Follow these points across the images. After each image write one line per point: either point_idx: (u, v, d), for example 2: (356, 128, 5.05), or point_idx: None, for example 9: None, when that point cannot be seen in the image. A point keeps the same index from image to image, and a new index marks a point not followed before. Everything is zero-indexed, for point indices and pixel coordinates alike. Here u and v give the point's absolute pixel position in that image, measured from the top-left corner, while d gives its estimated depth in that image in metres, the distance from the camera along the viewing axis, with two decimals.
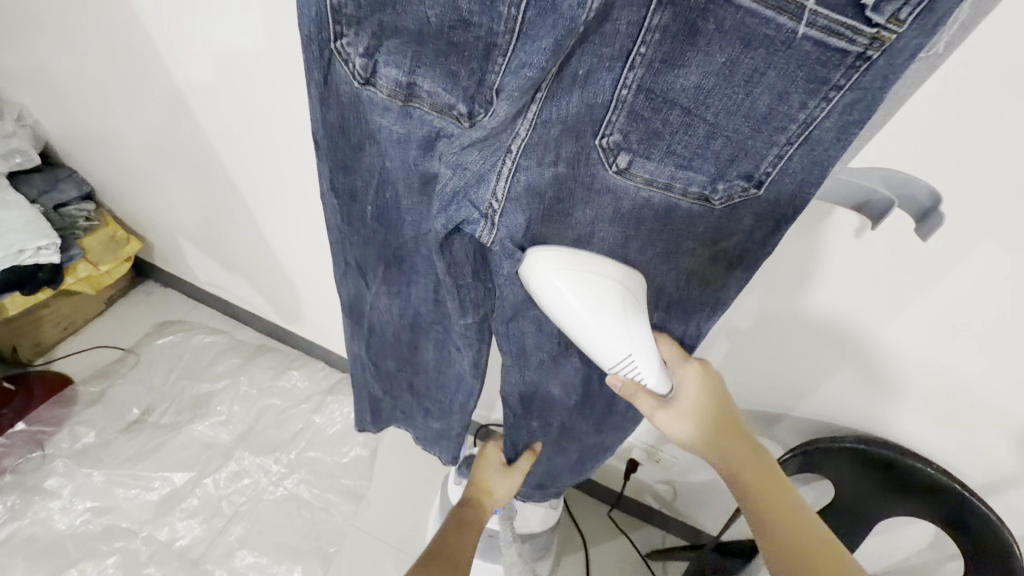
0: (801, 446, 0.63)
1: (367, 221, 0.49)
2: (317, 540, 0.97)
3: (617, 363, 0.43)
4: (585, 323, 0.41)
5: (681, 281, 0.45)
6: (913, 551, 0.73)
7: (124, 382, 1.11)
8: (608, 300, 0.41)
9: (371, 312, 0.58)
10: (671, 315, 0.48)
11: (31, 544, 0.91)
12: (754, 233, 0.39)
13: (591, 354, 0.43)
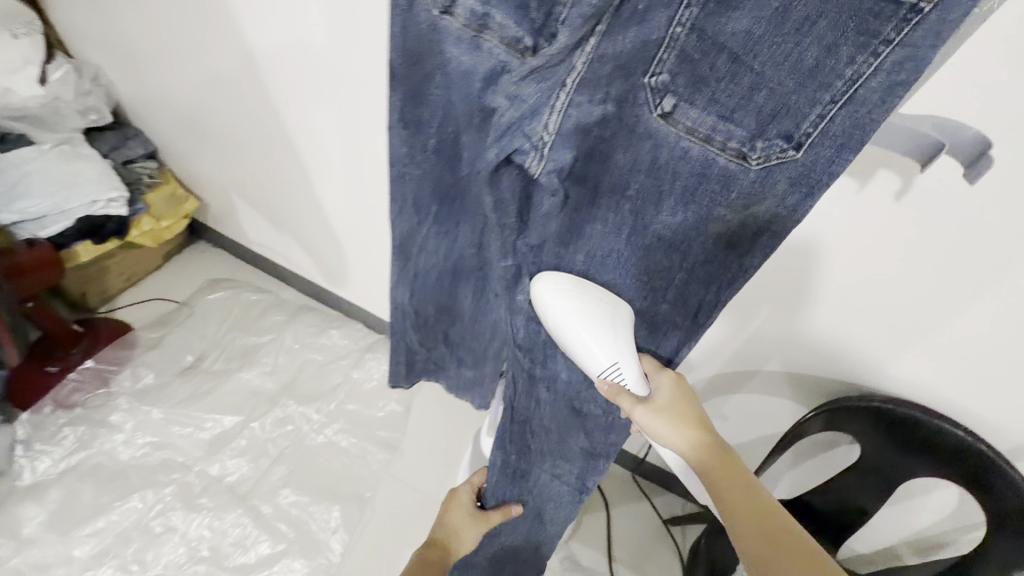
0: (826, 405, 0.66)
1: (426, 154, 0.52)
2: (355, 485, 1.03)
3: (605, 370, 0.48)
4: (578, 333, 0.47)
5: (708, 249, 0.43)
6: (935, 521, 0.75)
7: (179, 331, 1.19)
8: (600, 314, 0.47)
9: (417, 254, 0.59)
10: (692, 285, 0.46)
11: (97, 472, 0.98)
12: (787, 199, 0.38)
13: (585, 361, 0.49)
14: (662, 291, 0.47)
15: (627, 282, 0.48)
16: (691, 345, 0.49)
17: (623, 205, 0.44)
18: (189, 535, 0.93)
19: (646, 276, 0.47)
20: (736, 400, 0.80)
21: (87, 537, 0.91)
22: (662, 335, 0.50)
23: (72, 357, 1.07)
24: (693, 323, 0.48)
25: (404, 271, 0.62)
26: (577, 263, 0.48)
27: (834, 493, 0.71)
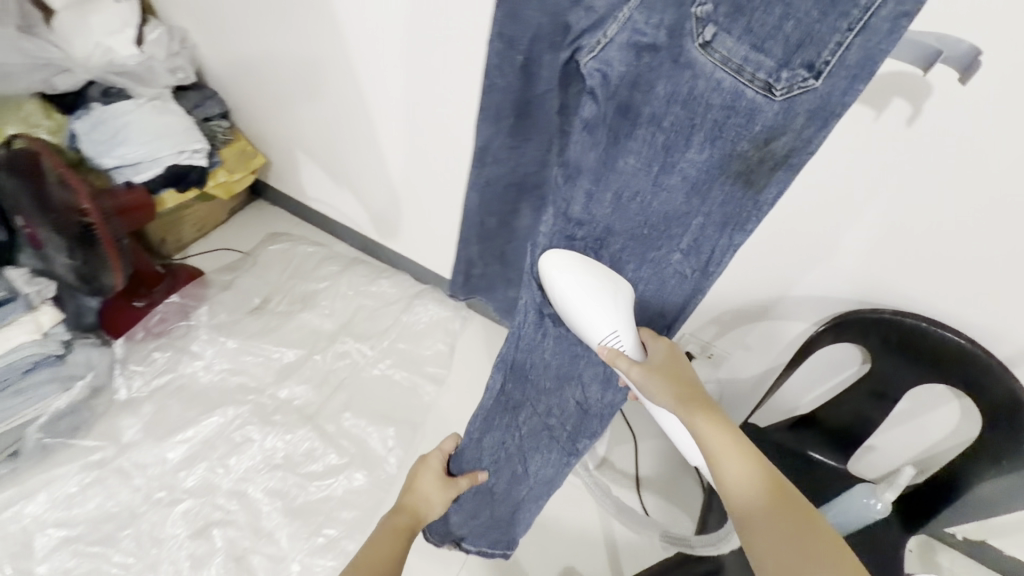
0: (842, 316, 0.73)
1: (511, 69, 0.55)
2: (407, 412, 1.14)
3: (605, 336, 0.56)
4: (584, 302, 0.55)
5: (727, 191, 0.49)
6: (928, 443, 0.84)
7: (246, 276, 1.31)
8: (605, 288, 0.55)
9: (490, 168, 0.64)
10: (708, 226, 0.52)
11: (182, 391, 1.11)
12: (803, 133, 0.43)
13: (586, 331, 0.57)
14: (680, 230, 0.53)
15: (644, 220, 0.54)
16: (702, 292, 0.56)
17: (658, 137, 0.49)
18: (264, 445, 1.06)
19: (666, 217, 0.53)
20: (758, 326, 0.89)
21: (179, 443, 1.04)
22: (672, 281, 0.57)
23: (154, 294, 1.19)
24: (704, 266, 0.54)
25: (478, 176, 0.65)
26: (607, 200, 0.54)
27: (848, 406, 0.79)
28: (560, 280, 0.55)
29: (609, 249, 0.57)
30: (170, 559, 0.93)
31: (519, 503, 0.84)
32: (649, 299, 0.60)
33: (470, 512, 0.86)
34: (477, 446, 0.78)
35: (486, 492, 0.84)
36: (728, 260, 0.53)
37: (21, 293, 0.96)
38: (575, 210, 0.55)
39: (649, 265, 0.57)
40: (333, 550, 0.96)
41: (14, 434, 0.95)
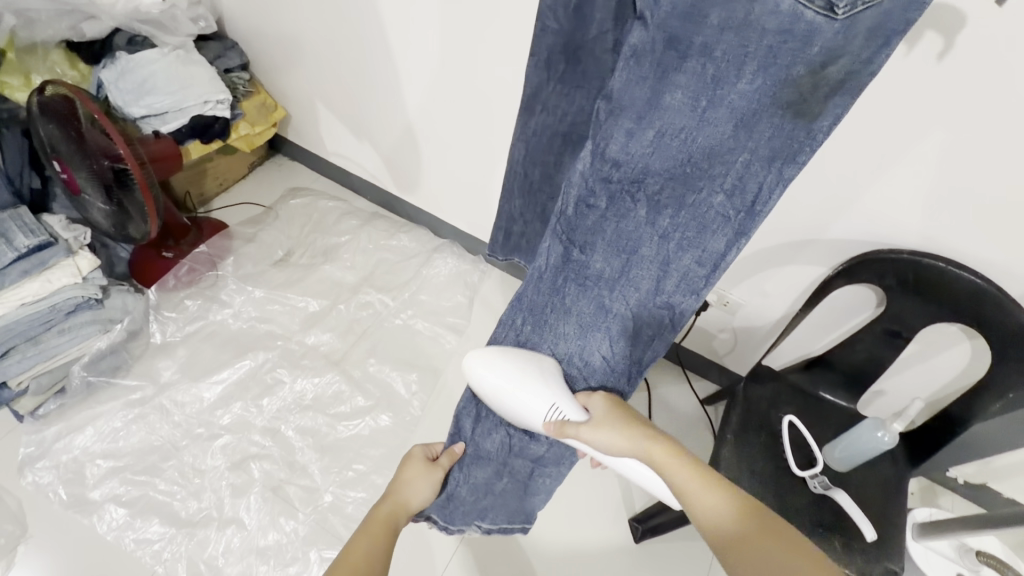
0: (859, 258, 0.75)
1: (563, 12, 0.54)
2: (430, 359, 1.19)
3: (546, 412, 0.59)
4: (517, 391, 0.59)
5: (777, 122, 0.49)
6: (926, 390, 0.89)
7: (270, 229, 1.33)
8: (532, 374, 0.60)
9: (539, 116, 0.64)
10: (754, 162, 0.52)
11: (214, 337, 1.15)
12: (860, 54, 0.44)
13: (526, 419, 0.60)
14: (723, 169, 0.53)
15: (687, 158, 0.54)
16: (746, 233, 0.56)
17: (708, 68, 0.49)
18: (295, 388, 1.11)
19: (709, 153, 0.53)
20: (775, 271, 0.91)
21: (214, 384, 1.09)
22: (712, 225, 0.57)
23: (183, 246, 1.23)
24: (750, 206, 0.54)
25: (526, 126, 0.66)
26: (648, 138, 0.54)
27: (861, 346, 0.82)
28: (484, 378, 0.61)
29: (646, 192, 0.58)
30: (212, 488, 0.99)
31: (535, 466, 0.77)
32: (687, 249, 0.59)
33: (480, 483, 0.77)
34: (487, 400, 0.74)
35: (496, 457, 0.76)
36: (776, 197, 0.53)
37: (61, 239, 0.99)
38: (616, 149, 0.55)
39: (688, 210, 0.57)
40: (362, 483, 1.02)
41: (63, 370, 1.02)
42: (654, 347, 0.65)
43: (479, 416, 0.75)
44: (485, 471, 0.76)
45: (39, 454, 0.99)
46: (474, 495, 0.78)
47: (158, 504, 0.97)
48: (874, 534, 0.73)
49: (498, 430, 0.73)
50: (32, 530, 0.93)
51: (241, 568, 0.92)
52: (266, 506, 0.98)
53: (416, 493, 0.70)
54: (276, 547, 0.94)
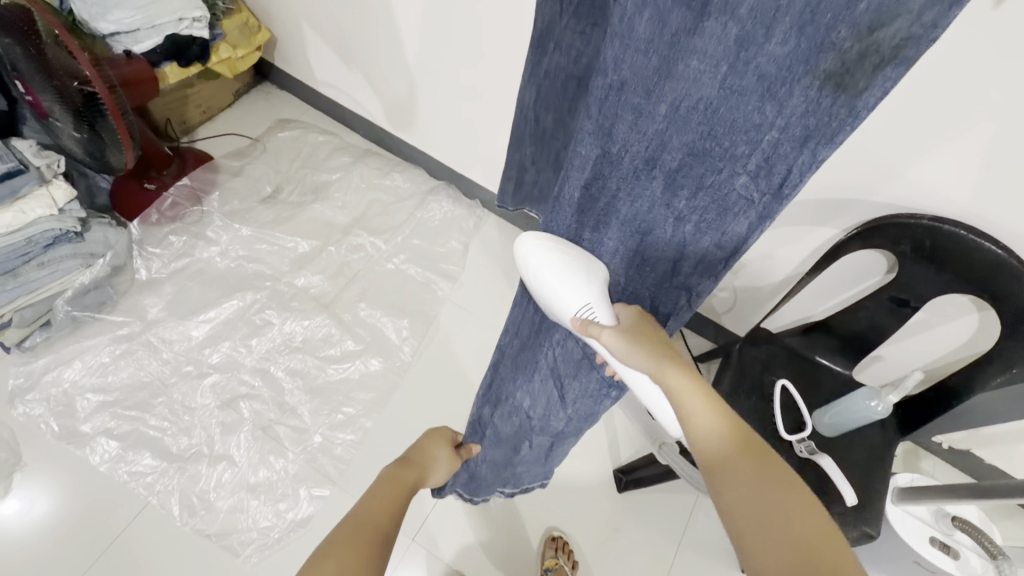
0: (878, 222, 0.71)
1: None
2: (421, 306, 1.16)
3: (578, 309, 0.57)
4: (551, 283, 0.56)
5: (812, 94, 0.37)
6: (926, 361, 0.88)
7: (256, 163, 1.27)
8: (577, 267, 0.56)
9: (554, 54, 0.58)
10: (783, 144, 0.41)
11: (201, 275, 1.12)
12: (924, 13, 0.31)
13: (556, 304, 0.57)
14: (747, 149, 0.42)
15: (706, 131, 0.43)
16: (769, 219, 0.47)
17: (729, 29, 0.36)
18: (284, 329, 1.09)
19: (731, 126, 0.42)
20: (785, 230, 0.87)
21: (202, 322, 1.08)
22: (734, 209, 0.48)
23: (165, 177, 1.17)
24: (778, 190, 0.44)
25: (537, 67, 0.61)
26: (659, 113, 0.43)
27: (865, 313, 0.79)
28: (527, 259, 0.57)
29: (662, 168, 0.48)
30: (202, 425, 0.99)
31: (553, 439, 0.79)
32: (704, 233, 0.51)
33: (499, 458, 0.84)
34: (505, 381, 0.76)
35: (515, 434, 0.80)
36: (807, 181, 0.42)
37: (31, 167, 0.93)
38: (619, 129, 0.46)
39: (706, 193, 0.48)
40: (351, 426, 1.03)
41: (46, 305, 0.99)
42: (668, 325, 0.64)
43: (499, 399, 0.78)
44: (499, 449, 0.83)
45: (29, 386, 0.99)
46: (492, 468, 0.85)
47: (150, 439, 0.98)
48: (856, 500, 0.73)
49: (516, 414, 0.77)
50: (27, 459, 0.95)
51: (232, 502, 0.94)
52: (257, 444, 0.99)
53: (436, 471, 0.72)
54: (266, 483, 0.96)
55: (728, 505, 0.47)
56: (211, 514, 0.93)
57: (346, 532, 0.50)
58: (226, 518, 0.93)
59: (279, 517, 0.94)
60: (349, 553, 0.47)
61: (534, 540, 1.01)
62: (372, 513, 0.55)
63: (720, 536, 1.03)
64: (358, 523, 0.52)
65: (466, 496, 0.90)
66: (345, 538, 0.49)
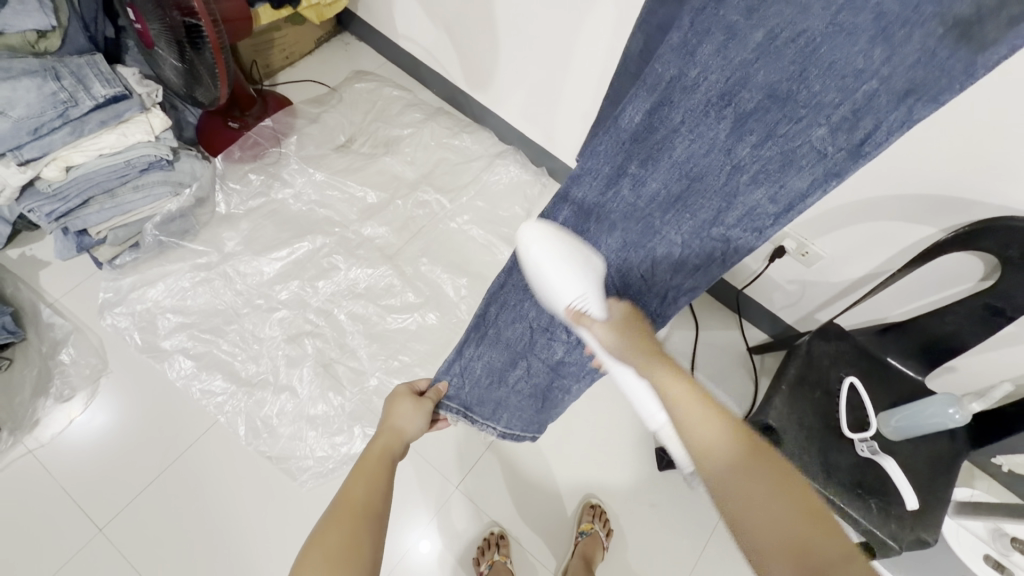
0: (987, 222, 0.66)
1: None
2: (480, 267, 1.18)
3: (575, 299, 0.61)
4: (546, 273, 0.61)
5: (930, 43, 0.41)
6: (1009, 376, 0.84)
7: (333, 111, 1.29)
8: (569, 262, 0.61)
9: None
10: (881, 96, 0.45)
11: (275, 215, 1.17)
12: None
13: (553, 297, 0.62)
14: (838, 97, 0.46)
15: (798, 70, 0.46)
16: (838, 175, 0.50)
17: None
18: (349, 275, 1.13)
19: (830, 66, 0.45)
20: (877, 225, 0.83)
21: (274, 260, 1.12)
22: (800, 162, 0.51)
23: (248, 118, 1.21)
24: (857, 146, 0.48)
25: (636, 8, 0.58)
26: (754, 38, 0.46)
27: (952, 319, 0.75)
28: (529, 248, 0.62)
29: (736, 108, 0.50)
30: (269, 355, 1.05)
31: (554, 374, 0.81)
32: (761, 185, 0.54)
33: (496, 367, 0.81)
34: (514, 289, 0.74)
35: (516, 346, 0.79)
36: (890, 140, 0.46)
37: (134, 93, 0.98)
38: (703, 53, 0.48)
39: (776, 142, 0.51)
40: (405, 373, 1.07)
41: (137, 227, 1.06)
42: (695, 277, 0.66)
43: (503, 302, 0.75)
44: (496, 364, 0.81)
45: (116, 300, 1.06)
46: (488, 378, 0.83)
47: (221, 361, 1.04)
48: (917, 505, 0.73)
49: (518, 319, 0.75)
50: (111, 366, 1.02)
51: (292, 430, 1.00)
52: (317, 379, 1.04)
53: (408, 423, 0.76)
54: (323, 417, 1.01)
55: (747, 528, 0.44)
56: (272, 438, 0.99)
57: (338, 508, 0.57)
58: (286, 444, 0.99)
59: (334, 450, 0.99)
60: (344, 523, 0.55)
61: (569, 504, 1.03)
62: (354, 484, 0.61)
63: None
64: (340, 504, 0.58)
65: (461, 411, 0.85)
66: (327, 524, 0.55)
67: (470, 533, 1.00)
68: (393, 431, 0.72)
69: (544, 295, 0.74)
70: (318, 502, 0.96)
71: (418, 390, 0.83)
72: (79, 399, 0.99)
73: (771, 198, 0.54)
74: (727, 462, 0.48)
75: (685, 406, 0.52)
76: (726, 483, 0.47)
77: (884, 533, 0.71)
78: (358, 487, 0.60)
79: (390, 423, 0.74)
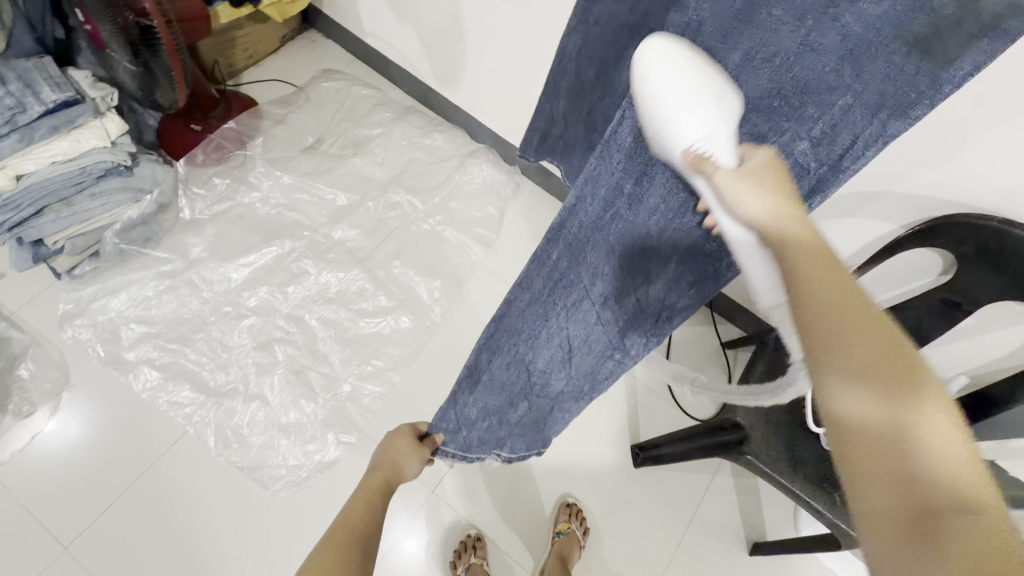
0: (944, 219, 0.68)
1: None
2: (454, 269, 1.17)
3: (696, 139, 0.44)
4: (672, 100, 0.44)
5: (895, 60, 0.40)
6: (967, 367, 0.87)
7: (300, 112, 1.26)
8: (710, 90, 0.43)
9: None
10: (855, 109, 0.42)
11: (242, 220, 1.14)
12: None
13: (670, 133, 0.45)
14: (817, 110, 0.44)
15: (776, 89, 0.44)
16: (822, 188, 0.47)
17: None
18: (320, 280, 1.11)
19: (803, 87, 0.43)
20: (840, 221, 0.85)
21: (242, 266, 1.10)
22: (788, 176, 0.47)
23: (211, 120, 1.18)
24: (838, 161, 0.45)
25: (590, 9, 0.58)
26: (731, 61, 0.45)
27: (912, 313, 0.77)
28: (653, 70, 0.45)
29: None
30: (239, 364, 1.03)
31: (554, 404, 0.73)
32: None
33: (493, 408, 0.76)
34: (508, 330, 0.71)
35: (514, 387, 0.73)
36: (869, 153, 0.44)
37: (88, 98, 0.95)
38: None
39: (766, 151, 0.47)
40: (379, 378, 1.06)
41: (96, 235, 1.03)
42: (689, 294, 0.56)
43: (497, 347, 0.72)
44: (499, 404, 0.75)
45: (77, 311, 1.03)
46: (486, 420, 0.77)
47: (189, 372, 1.02)
48: None
49: (514, 362, 0.71)
50: (74, 379, 0.99)
51: (264, 439, 0.98)
52: (289, 387, 1.02)
53: (405, 463, 0.75)
54: (296, 425, 1.00)
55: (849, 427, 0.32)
56: (244, 448, 0.98)
57: (328, 542, 0.60)
58: (258, 454, 0.97)
59: (307, 458, 0.98)
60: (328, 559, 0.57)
61: (547, 504, 1.04)
62: (347, 519, 0.64)
63: (731, 520, 1.05)
64: (335, 531, 0.62)
65: (458, 454, 0.79)
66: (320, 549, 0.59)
67: (449, 534, 1.00)
68: (389, 466, 0.73)
69: (539, 331, 0.67)
70: (293, 512, 0.95)
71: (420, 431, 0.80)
72: (40, 414, 0.96)
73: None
74: (862, 352, 0.34)
75: (820, 278, 0.37)
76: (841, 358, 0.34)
77: (848, 526, 0.73)
78: (353, 518, 0.65)
79: (388, 458, 0.75)
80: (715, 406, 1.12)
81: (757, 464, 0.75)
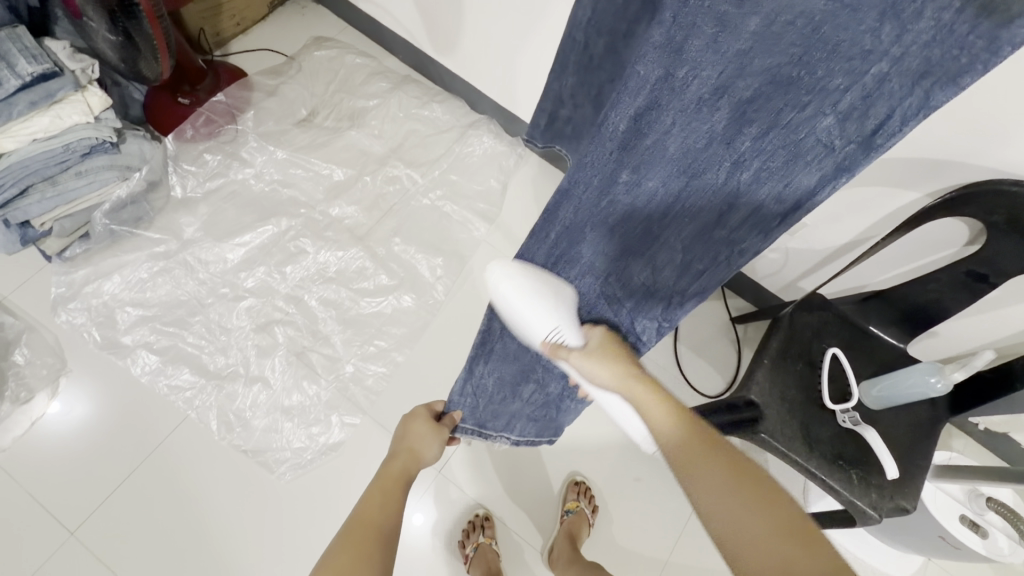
0: (974, 187, 0.63)
1: None
2: (456, 245, 1.14)
3: (548, 332, 0.67)
4: (519, 310, 0.67)
5: (946, 17, 0.36)
6: (990, 340, 0.84)
7: (292, 82, 1.20)
8: (539, 295, 0.67)
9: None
10: (891, 79, 0.41)
11: (236, 197, 1.10)
12: None
13: (528, 331, 0.67)
14: (843, 80, 0.42)
15: (798, 55, 0.42)
16: (848, 167, 0.47)
17: None
18: (318, 259, 1.08)
19: (831, 49, 0.40)
20: (861, 192, 0.80)
21: (237, 246, 1.06)
22: (807, 155, 0.48)
23: (199, 93, 1.13)
24: (869, 137, 0.44)
25: None
26: (749, 27, 0.41)
27: (935, 287, 0.74)
28: (500, 289, 0.68)
29: (731, 99, 0.46)
30: (238, 346, 1.01)
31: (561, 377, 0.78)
32: (764, 181, 0.51)
33: (507, 380, 0.79)
34: None
35: (524, 357, 0.77)
36: (905, 128, 0.43)
37: (67, 71, 0.89)
38: (692, 47, 0.44)
39: (779, 133, 0.47)
40: (382, 358, 1.04)
41: (85, 216, 0.99)
42: (703, 280, 0.64)
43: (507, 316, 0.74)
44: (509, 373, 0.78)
45: (70, 295, 1.00)
46: (500, 391, 0.80)
47: (187, 355, 1.00)
48: (897, 473, 0.73)
49: None
50: (71, 365, 0.97)
51: (268, 422, 0.97)
52: (291, 369, 1.00)
53: (424, 448, 0.76)
54: (300, 407, 0.98)
55: (711, 508, 0.49)
56: (247, 431, 0.96)
57: (344, 535, 0.59)
58: (262, 437, 0.96)
59: (312, 440, 0.97)
60: (345, 548, 0.57)
61: (555, 482, 1.03)
62: (365, 508, 0.63)
63: None
64: (353, 522, 0.61)
65: (477, 431, 0.82)
66: (338, 541, 0.58)
67: (457, 514, 0.99)
68: (407, 452, 0.73)
69: None
70: (300, 493, 0.94)
71: (436, 412, 0.82)
72: (39, 399, 0.94)
73: (786, 182, 0.50)
74: (683, 446, 0.55)
75: (654, 410, 0.59)
76: (692, 464, 0.53)
77: (864, 504, 0.71)
78: (377, 508, 0.63)
79: (406, 443, 0.75)
80: (724, 382, 1.10)
81: (770, 442, 0.73)
